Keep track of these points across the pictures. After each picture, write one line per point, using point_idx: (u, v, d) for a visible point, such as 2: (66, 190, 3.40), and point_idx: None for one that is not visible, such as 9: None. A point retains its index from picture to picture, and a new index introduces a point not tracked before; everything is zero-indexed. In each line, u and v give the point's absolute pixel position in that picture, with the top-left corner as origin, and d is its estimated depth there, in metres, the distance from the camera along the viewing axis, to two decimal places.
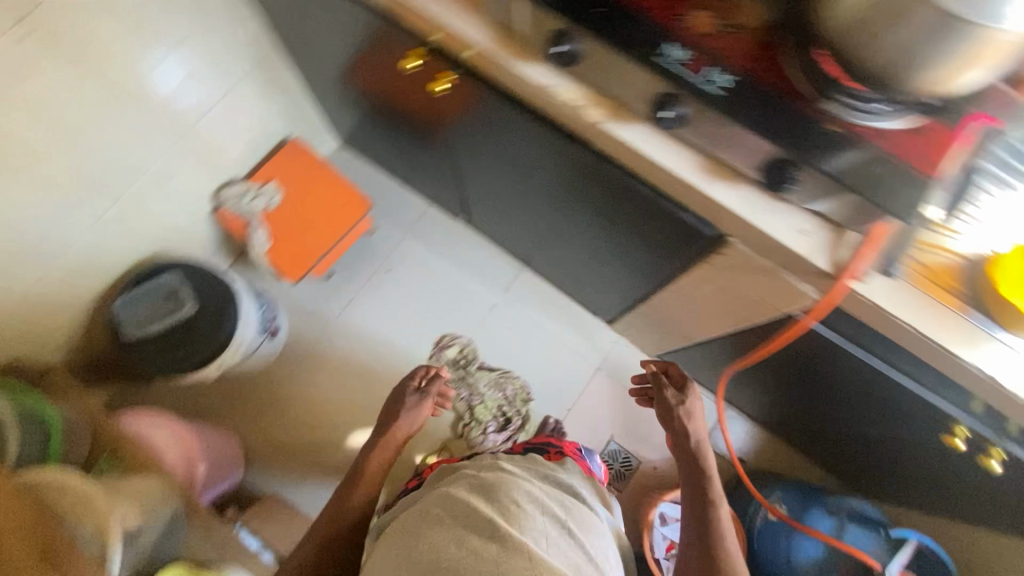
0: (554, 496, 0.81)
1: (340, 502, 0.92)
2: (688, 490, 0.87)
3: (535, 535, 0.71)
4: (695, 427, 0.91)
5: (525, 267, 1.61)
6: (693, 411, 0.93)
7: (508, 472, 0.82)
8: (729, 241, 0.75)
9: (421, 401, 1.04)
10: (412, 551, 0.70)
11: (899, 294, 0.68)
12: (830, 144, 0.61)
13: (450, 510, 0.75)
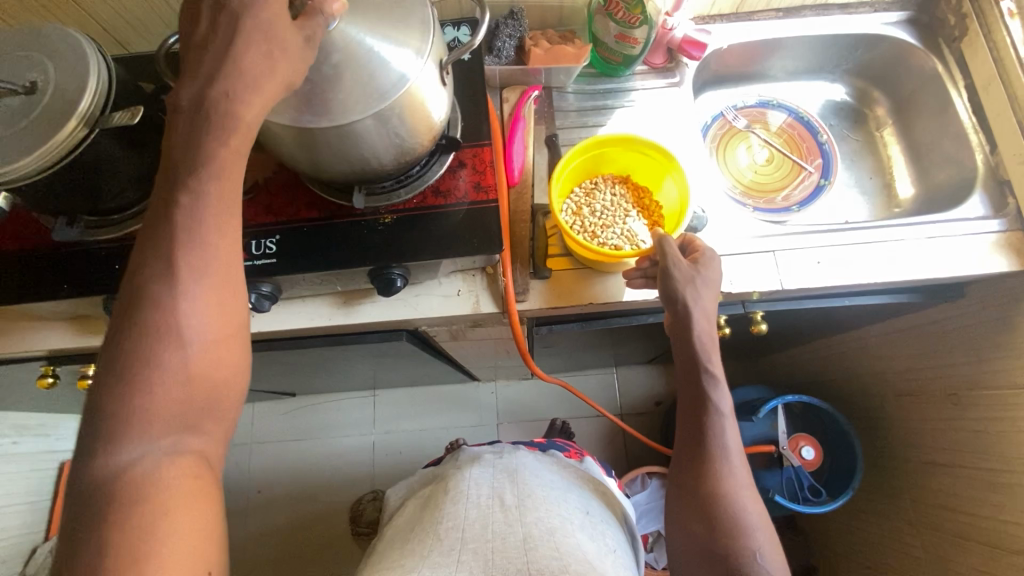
0: (570, 486, 0.81)
1: (107, 447, 0.37)
2: (691, 418, 0.62)
3: (559, 513, 0.71)
4: (702, 319, 0.60)
5: (377, 390, 1.53)
6: (709, 299, 0.61)
7: (524, 461, 0.83)
8: (422, 327, 0.74)
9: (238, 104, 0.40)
10: (438, 524, 0.71)
11: (566, 284, 0.69)
12: (400, 232, 0.61)
13: (479, 489, 0.76)
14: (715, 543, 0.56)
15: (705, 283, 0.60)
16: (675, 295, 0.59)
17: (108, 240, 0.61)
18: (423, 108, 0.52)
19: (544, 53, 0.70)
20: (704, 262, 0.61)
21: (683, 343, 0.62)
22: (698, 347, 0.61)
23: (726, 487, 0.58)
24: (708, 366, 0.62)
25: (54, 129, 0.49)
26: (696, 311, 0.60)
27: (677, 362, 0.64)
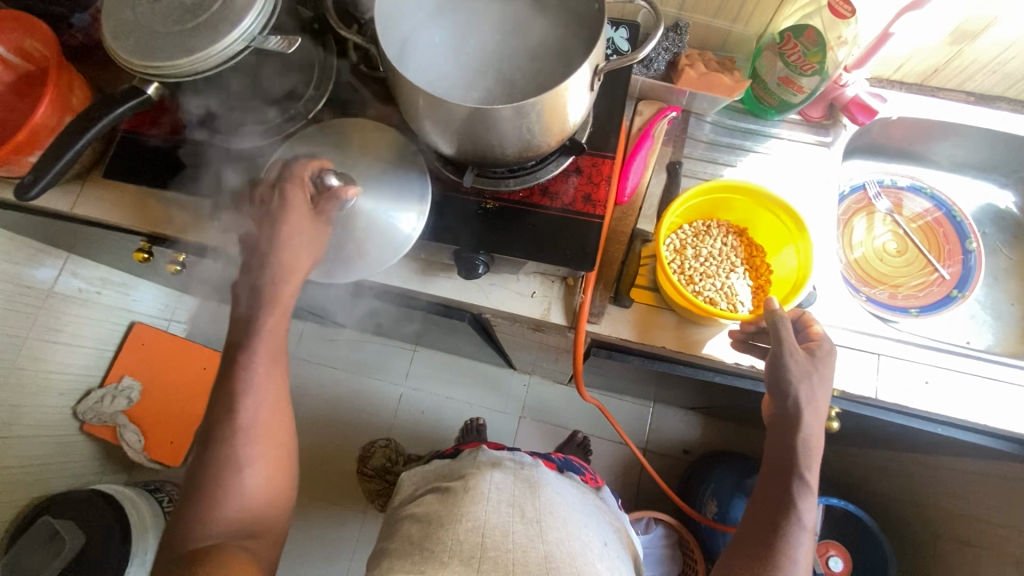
0: (592, 510, 0.82)
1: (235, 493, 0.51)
2: (761, 515, 0.58)
3: (579, 539, 0.73)
4: (808, 417, 0.57)
5: (418, 346, 1.56)
6: (819, 399, 0.58)
7: (545, 474, 0.84)
8: (486, 315, 0.74)
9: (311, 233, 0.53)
10: (460, 525, 0.72)
11: (645, 321, 0.66)
12: (498, 222, 0.60)
13: (500, 497, 0.77)
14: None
15: (820, 380, 0.58)
16: (786, 384, 0.57)
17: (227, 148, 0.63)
18: (563, 110, 0.50)
19: (698, 76, 0.66)
20: (825, 359, 0.59)
21: (777, 435, 0.59)
22: (800, 445, 0.58)
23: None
24: (803, 469, 0.58)
25: (220, 37, 0.51)
26: (805, 410, 0.58)
27: (770, 456, 0.60)
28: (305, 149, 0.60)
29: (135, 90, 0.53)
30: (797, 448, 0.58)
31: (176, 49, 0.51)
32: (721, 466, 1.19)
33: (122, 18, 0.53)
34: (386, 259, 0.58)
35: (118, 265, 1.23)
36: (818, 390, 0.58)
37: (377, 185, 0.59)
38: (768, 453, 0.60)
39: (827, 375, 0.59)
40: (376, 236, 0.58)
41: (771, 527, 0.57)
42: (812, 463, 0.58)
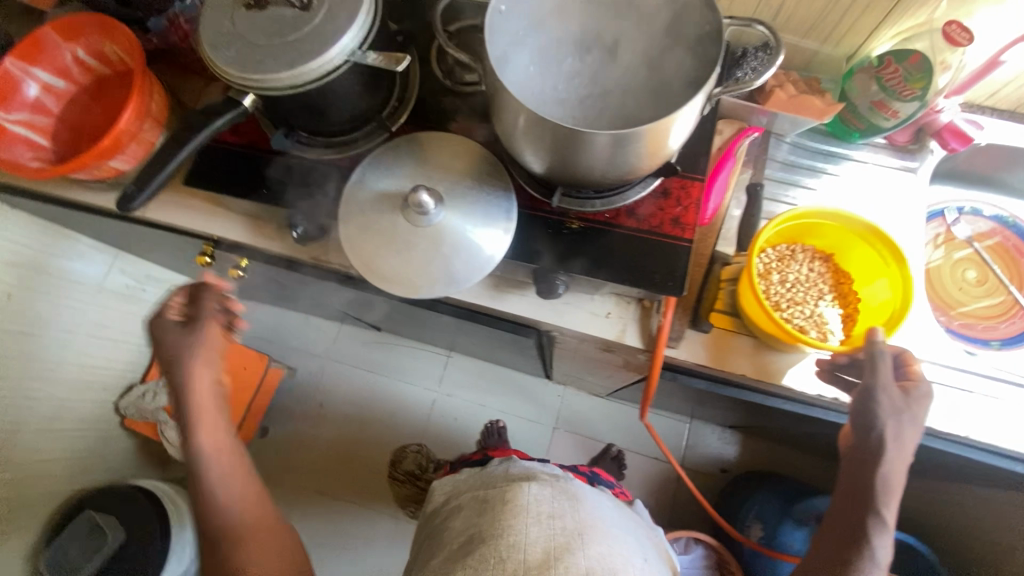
0: (628, 526, 0.81)
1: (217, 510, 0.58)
2: (824, 551, 0.54)
3: (618, 554, 0.72)
4: (893, 455, 0.53)
5: (453, 352, 1.56)
6: (906, 438, 0.54)
7: (581, 486, 0.82)
8: (554, 333, 0.73)
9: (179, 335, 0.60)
10: (505, 543, 0.71)
11: (726, 347, 0.64)
12: (584, 243, 0.59)
13: (539, 509, 0.75)
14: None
15: (913, 418, 0.54)
16: (872, 416, 0.53)
17: (307, 159, 0.63)
18: (667, 137, 0.49)
19: (787, 98, 0.65)
20: (921, 397, 0.54)
21: (852, 466, 0.55)
22: (878, 481, 0.54)
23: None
24: (878, 506, 0.53)
25: (324, 51, 0.50)
26: (891, 445, 0.53)
27: (842, 487, 0.55)
28: (389, 162, 0.59)
29: (231, 102, 0.53)
30: (872, 487, 0.53)
31: (275, 61, 0.50)
32: (765, 488, 1.18)
33: (220, 28, 0.52)
34: (470, 275, 0.56)
35: (165, 262, 1.24)
36: (905, 428, 0.54)
37: (462, 201, 0.57)
38: (840, 486, 0.56)
39: (920, 414, 0.54)
40: (458, 248, 0.56)
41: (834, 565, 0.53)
42: (891, 505, 0.54)
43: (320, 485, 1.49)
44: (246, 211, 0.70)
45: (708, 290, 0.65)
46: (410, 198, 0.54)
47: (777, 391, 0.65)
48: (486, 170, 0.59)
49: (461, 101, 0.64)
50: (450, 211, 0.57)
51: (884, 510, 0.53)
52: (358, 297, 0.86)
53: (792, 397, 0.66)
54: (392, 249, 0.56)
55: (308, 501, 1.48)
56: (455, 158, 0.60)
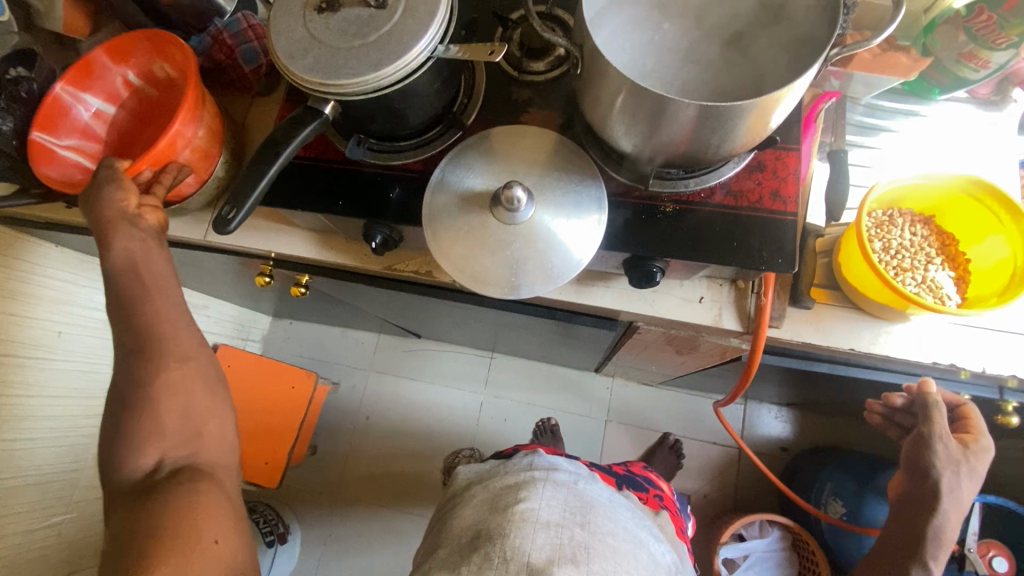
0: (640, 537, 0.79)
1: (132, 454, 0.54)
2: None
3: (624, 568, 0.70)
4: (946, 507, 0.60)
5: (496, 354, 1.54)
6: (962, 493, 0.61)
7: (600, 495, 0.81)
8: (636, 324, 0.72)
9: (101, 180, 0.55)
10: (507, 542, 0.70)
11: (827, 320, 0.62)
12: (682, 226, 0.56)
13: (550, 513, 0.74)
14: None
15: (970, 477, 0.61)
16: (928, 466, 0.61)
17: (378, 165, 0.61)
18: (774, 111, 0.46)
19: (872, 58, 0.62)
20: (983, 455, 0.61)
21: (907, 510, 0.63)
22: (931, 530, 0.61)
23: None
24: (927, 554, 0.61)
25: (408, 49, 0.48)
26: (946, 495, 0.60)
27: (895, 530, 0.64)
28: (471, 159, 0.57)
29: (312, 111, 0.51)
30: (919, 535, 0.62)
31: (359, 63, 0.48)
32: (836, 464, 1.16)
33: (295, 34, 0.50)
34: (572, 268, 0.54)
35: (207, 287, 1.23)
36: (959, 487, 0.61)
37: (554, 194, 0.55)
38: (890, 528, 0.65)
39: (976, 476, 0.61)
40: (555, 243, 0.54)
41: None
42: (940, 552, 0.61)
43: (375, 498, 1.48)
44: (315, 226, 0.69)
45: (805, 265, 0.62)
46: (501, 194, 0.52)
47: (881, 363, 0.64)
48: (573, 159, 0.57)
49: (533, 91, 0.62)
50: (540, 206, 0.54)
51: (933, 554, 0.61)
52: (424, 305, 0.85)
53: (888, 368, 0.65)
54: (485, 250, 0.54)
55: (364, 515, 1.46)
56: (537, 149, 0.57)
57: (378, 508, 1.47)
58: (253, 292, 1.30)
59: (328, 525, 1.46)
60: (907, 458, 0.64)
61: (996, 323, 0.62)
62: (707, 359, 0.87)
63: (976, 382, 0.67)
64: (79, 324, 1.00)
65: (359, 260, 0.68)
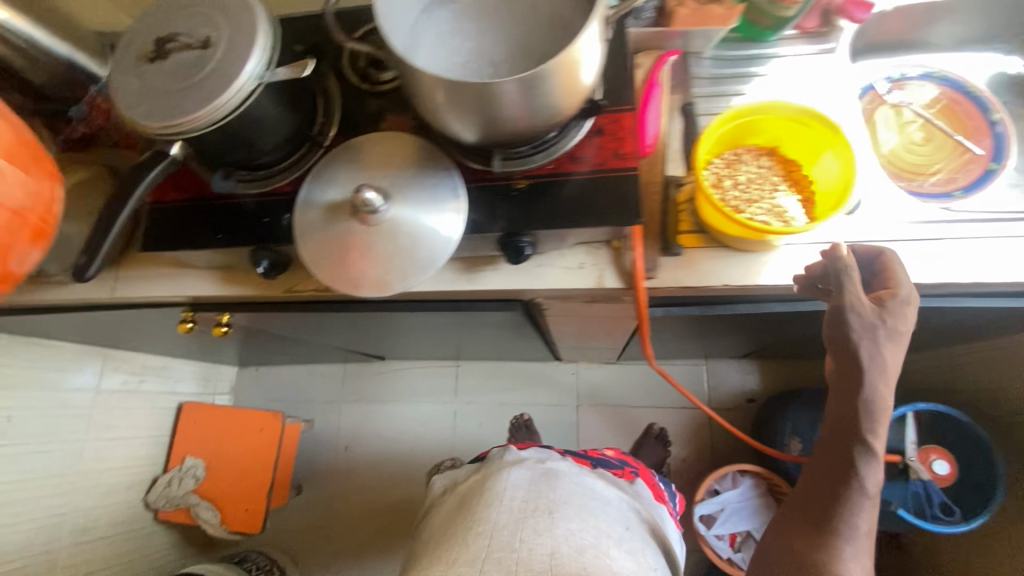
0: (610, 501, 0.83)
1: None
2: (821, 485, 0.60)
3: (593, 528, 0.74)
4: (873, 379, 0.57)
5: (460, 361, 1.56)
6: (883, 357, 0.57)
7: (566, 469, 0.86)
8: (538, 300, 0.74)
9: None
10: (473, 529, 0.75)
11: (700, 262, 0.65)
12: (534, 198, 0.60)
13: (514, 492, 0.80)
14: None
15: (893, 338, 0.56)
16: (847, 341, 0.56)
17: (252, 194, 0.64)
18: (577, 69, 0.50)
19: (691, 13, 0.66)
20: (907, 307, 0.56)
21: (839, 396, 0.59)
22: (863, 410, 0.57)
23: (839, 563, 0.57)
24: (866, 433, 0.57)
25: (232, 80, 0.51)
26: (870, 366, 0.56)
27: (833, 416, 0.60)
28: (332, 173, 0.60)
29: (161, 155, 0.54)
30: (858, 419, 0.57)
31: (189, 102, 0.51)
32: (797, 404, 1.18)
33: (130, 88, 0.53)
34: (438, 258, 0.56)
35: (156, 348, 1.25)
36: (878, 352, 0.56)
37: (409, 192, 0.58)
38: (830, 419, 0.60)
39: (898, 333, 0.56)
40: (417, 235, 0.56)
41: (833, 498, 0.59)
42: (878, 428, 0.57)
43: (365, 525, 1.49)
44: (214, 264, 0.71)
45: (670, 216, 0.66)
46: (355, 198, 0.55)
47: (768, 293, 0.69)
48: (423, 155, 0.60)
49: (385, 100, 0.66)
50: (399, 205, 0.57)
51: (875, 431, 0.57)
52: (347, 322, 0.87)
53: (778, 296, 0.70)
54: (354, 256, 0.57)
55: (357, 543, 1.47)
56: (390, 152, 0.60)
57: (370, 534, 1.48)
58: (205, 345, 1.32)
59: (323, 561, 1.47)
60: (827, 339, 0.58)
61: (858, 235, 0.65)
62: (630, 323, 0.90)
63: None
64: (25, 406, 1.01)
65: (259, 288, 0.71)
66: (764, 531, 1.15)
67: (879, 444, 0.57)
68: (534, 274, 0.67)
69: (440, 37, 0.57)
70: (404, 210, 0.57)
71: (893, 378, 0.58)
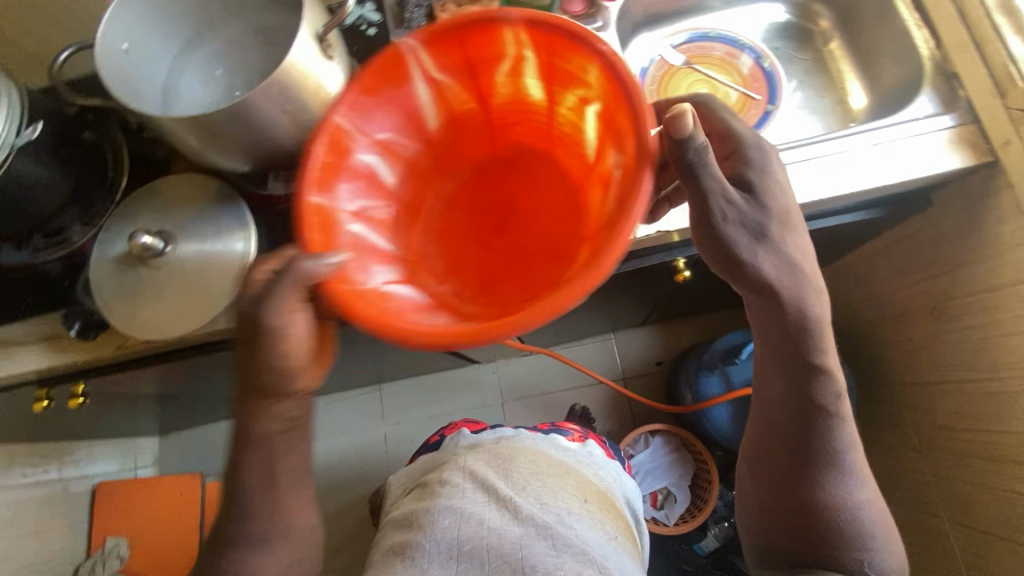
0: (569, 470, 0.80)
1: None
2: (787, 424, 0.62)
3: (555, 509, 0.73)
4: (802, 289, 0.56)
5: (382, 383, 1.56)
6: (777, 254, 0.53)
7: (523, 444, 0.82)
8: None
9: (263, 352, 0.48)
10: (435, 523, 0.73)
11: None
12: None
13: (470, 485, 0.77)
14: (819, 552, 0.61)
15: (773, 218, 0.52)
16: (728, 239, 0.52)
17: (56, 258, 0.63)
18: (314, 79, 0.52)
19: (452, 17, 0.69)
20: (773, 170, 0.53)
21: (780, 323, 0.58)
22: (810, 331, 0.58)
23: (831, 489, 0.61)
24: (817, 353, 0.59)
25: None
26: (781, 268, 0.54)
27: (782, 340, 0.59)
28: (113, 226, 0.61)
29: None
30: (803, 351, 0.59)
31: None
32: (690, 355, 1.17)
33: None
34: (230, 287, 0.57)
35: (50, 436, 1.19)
36: (765, 250, 0.53)
37: (193, 231, 0.60)
38: (773, 359, 0.62)
39: (780, 220, 0.53)
40: (207, 269, 0.58)
41: (806, 432, 0.61)
42: (824, 343, 0.59)
43: None
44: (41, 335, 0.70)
45: None
46: (133, 246, 0.57)
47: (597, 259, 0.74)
48: (211, 193, 0.62)
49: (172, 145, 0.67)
50: (184, 244, 0.59)
51: (822, 353, 0.59)
52: (208, 370, 0.86)
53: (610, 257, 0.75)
54: (148, 300, 0.58)
55: None
56: (176, 195, 0.62)
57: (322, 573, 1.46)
58: (108, 423, 1.27)
59: None
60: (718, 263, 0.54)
61: None
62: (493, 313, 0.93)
63: (678, 244, 0.76)
64: None
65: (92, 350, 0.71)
66: (680, 485, 1.20)
67: (829, 364, 0.59)
68: None
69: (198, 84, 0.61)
70: (191, 248, 0.59)
71: (821, 287, 0.58)
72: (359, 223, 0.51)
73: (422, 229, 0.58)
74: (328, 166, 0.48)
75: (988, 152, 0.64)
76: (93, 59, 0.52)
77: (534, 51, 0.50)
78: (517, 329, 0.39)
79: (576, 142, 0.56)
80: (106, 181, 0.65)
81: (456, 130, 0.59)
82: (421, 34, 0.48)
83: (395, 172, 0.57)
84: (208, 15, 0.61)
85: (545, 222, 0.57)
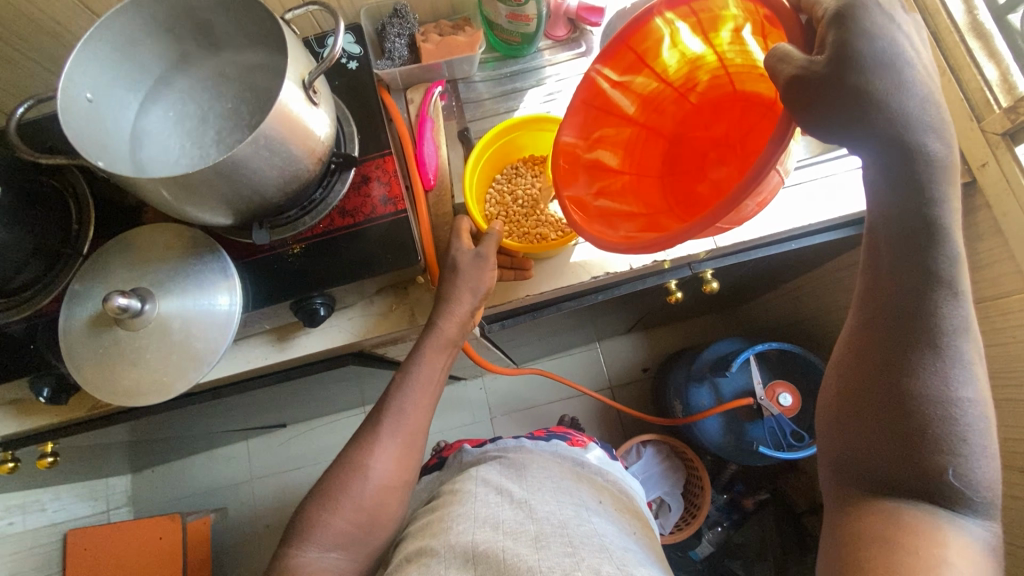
0: (579, 478, 0.76)
1: None
2: (885, 295, 0.43)
3: (570, 508, 0.67)
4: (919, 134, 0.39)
5: (366, 405, 1.53)
6: (891, 112, 0.38)
7: (531, 453, 0.79)
8: (367, 349, 0.74)
9: (476, 269, 0.61)
10: (451, 529, 0.65)
11: (503, 286, 0.69)
12: (312, 261, 0.59)
13: (485, 489, 0.71)
14: (920, 466, 0.42)
15: (887, 74, 0.38)
16: (824, 109, 0.38)
17: (20, 320, 0.59)
18: (303, 124, 0.49)
19: (435, 47, 0.70)
20: (883, 21, 0.38)
21: (887, 149, 0.40)
22: (923, 167, 0.40)
23: (929, 383, 0.42)
24: (934, 196, 0.40)
25: None
26: (896, 103, 0.38)
27: (887, 189, 0.41)
28: (83, 285, 0.57)
29: None
30: (915, 191, 0.40)
31: None
32: (680, 363, 1.19)
33: None
34: (218, 346, 0.54)
35: (13, 487, 1.11)
36: (882, 106, 0.38)
37: (172, 287, 0.56)
38: (873, 204, 0.42)
39: (897, 75, 0.38)
40: (193, 325, 0.55)
41: (907, 307, 0.42)
42: (938, 188, 0.40)
43: None
44: (5, 398, 0.66)
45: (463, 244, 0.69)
46: (107, 309, 0.51)
47: (601, 285, 0.73)
48: (187, 243, 0.58)
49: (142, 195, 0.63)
50: (164, 300, 0.55)
51: (939, 201, 0.40)
52: (189, 416, 0.82)
53: (606, 290, 0.76)
54: (129, 364, 0.55)
55: None
56: (148, 246, 0.58)
57: None
58: (76, 468, 1.19)
59: None
60: (816, 114, 0.38)
61: None
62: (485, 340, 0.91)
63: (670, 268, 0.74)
64: None
65: (60, 411, 0.66)
66: (673, 493, 1.22)
67: (949, 215, 0.40)
68: (347, 327, 0.66)
69: (169, 126, 0.57)
70: (175, 305, 0.55)
71: (943, 127, 0.40)
72: (602, 200, 0.60)
73: (653, 192, 0.65)
74: (568, 169, 0.58)
75: (966, 173, 0.67)
76: (56, 111, 0.47)
77: (686, 21, 0.55)
78: (735, 205, 0.40)
79: (759, 77, 0.57)
80: (70, 236, 0.61)
81: (651, 107, 0.65)
82: (601, 60, 0.57)
83: (613, 155, 0.63)
84: (180, 52, 0.57)
85: (749, 143, 0.59)
